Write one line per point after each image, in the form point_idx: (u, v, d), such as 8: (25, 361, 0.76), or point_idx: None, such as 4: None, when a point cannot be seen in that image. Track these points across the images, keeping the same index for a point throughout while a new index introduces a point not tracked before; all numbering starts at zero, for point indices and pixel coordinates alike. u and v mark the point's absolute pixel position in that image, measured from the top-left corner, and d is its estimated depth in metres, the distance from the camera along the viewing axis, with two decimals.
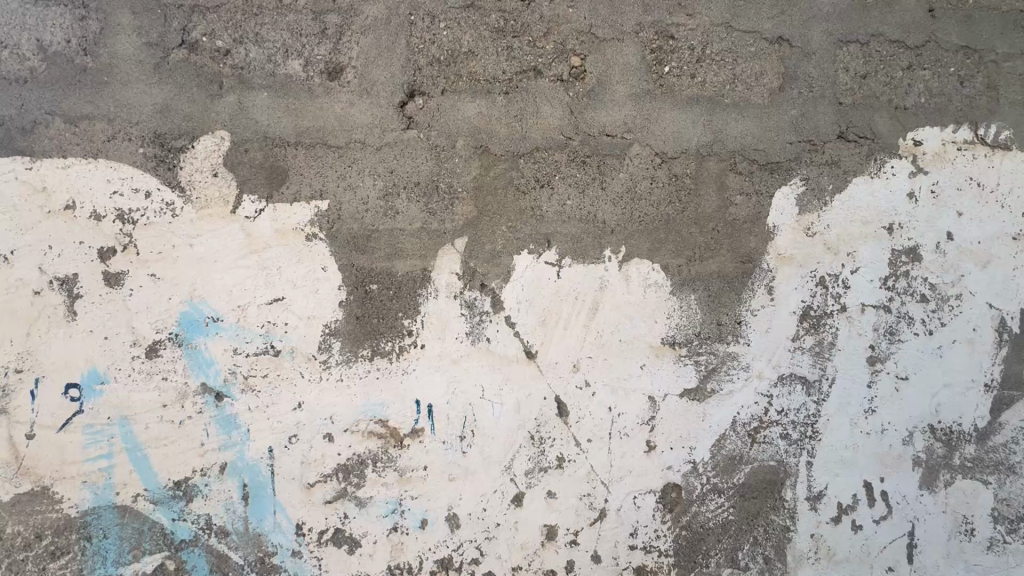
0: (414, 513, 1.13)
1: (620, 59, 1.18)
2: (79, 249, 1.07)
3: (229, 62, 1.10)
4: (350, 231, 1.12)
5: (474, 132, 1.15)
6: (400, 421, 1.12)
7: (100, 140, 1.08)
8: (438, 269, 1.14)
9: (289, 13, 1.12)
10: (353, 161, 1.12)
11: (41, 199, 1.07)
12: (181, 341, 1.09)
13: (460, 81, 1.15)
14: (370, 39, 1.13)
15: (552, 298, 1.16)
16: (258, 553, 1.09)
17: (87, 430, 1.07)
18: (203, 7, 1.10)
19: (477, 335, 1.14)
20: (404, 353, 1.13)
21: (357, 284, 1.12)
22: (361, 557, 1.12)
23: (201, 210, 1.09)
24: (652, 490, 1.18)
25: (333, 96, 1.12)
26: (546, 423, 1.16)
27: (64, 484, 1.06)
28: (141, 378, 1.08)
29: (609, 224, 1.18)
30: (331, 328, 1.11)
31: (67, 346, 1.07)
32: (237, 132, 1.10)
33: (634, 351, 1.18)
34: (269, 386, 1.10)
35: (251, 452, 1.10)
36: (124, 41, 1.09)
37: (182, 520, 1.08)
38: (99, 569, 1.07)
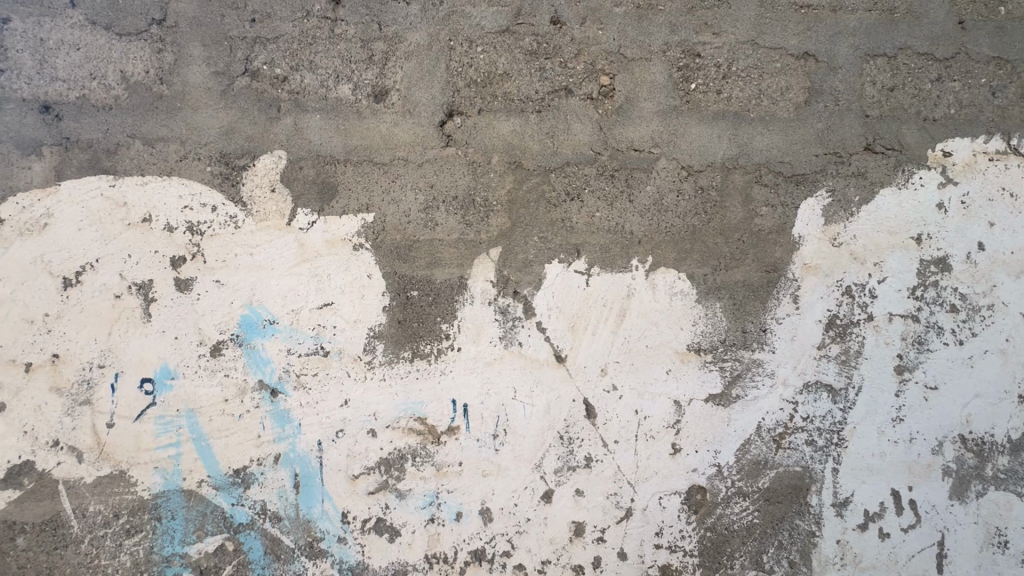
0: (449, 506, 1.20)
1: (647, 78, 1.24)
2: (154, 257, 1.19)
3: (286, 88, 1.21)
4: (393, 242, 1.21)
5: (508, 149, 1.23)
6: (438, 419, 1.20)
7: (174, 160, 1.20)
8: (474, 277, 1.21)
9: (340, 42, 1.22)
10: (397, 177, 1.21)
11: (122, 212, 1.19)
12: (241, 341, 1.20)
13: (495, 101, 1.23)
14: (413, 64, 1.23)
15: (581, 304, 1.22)
16: (308, 538, 1.19)
17: (159, 421, 1.18)
18: (264, 38, 1.22)
19: (510, 340, 1.21)
20: (442, 355, 1.21)
21: (399, 290, 1.20)
22: (401, 546, 1.20)
23: (261, 223, 1.20)
24: (678, 491, 1.22)
25: (379, 117, 1.22)
26: (575, 424, 1.22)
27: (138, 469, 1.18)
28: (206, 374, 1.19)
29: (637, 234, 1.23)
30: (375, 331, 1.20)
31: (143, 345, 1.19)
32: (293, 151, 1.21)
33: (661, 356, 1.23)
34: (319, 384, 1.20)
35: (302, 444, 1.19)
36: (195, 71, 1.21)
37: (240, 505, 1.18)
38: (167, 547, 1.18)
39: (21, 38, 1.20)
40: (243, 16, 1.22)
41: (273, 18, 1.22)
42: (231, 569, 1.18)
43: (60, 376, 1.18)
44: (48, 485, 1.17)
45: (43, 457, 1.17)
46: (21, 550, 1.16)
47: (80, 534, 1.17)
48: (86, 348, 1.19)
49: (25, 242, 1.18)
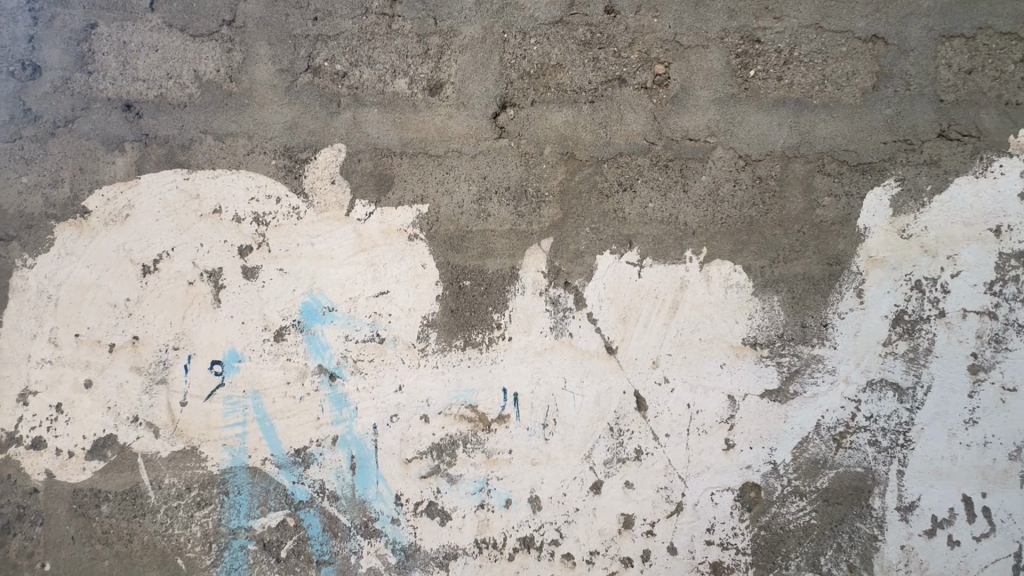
0: (499, 493, 1.22)
1: (704, 66, 1.22)
2: (224, 246, 1.26)
3: (346, 83, 1.25)
4: (447, 232, 1.23)
5: (561, 139, 1.23)
6: (488, 407, 1.22)
7: (242, 154, 1.26)
8: (525, 268, 1.22)
9: (397, 37, 1.25)
10: (451, 168, 1.23)
11: (195, 204, 1.27)
12: (302, 326, 1.25)
13: (548, 92, 1.23)
14: (467, 57, 1.24)
15: (633, 296, 1.21)
16: (363, 517, 1.23)
17: (228, 401, 1.25)
18: (326, 36, 1.26)
19: (560, 330, 1.22)
20: (493, 344, 1.22)
21: (452, 280, 1.23)
22: (451, 530, 1.22)
23: (321, 214, 1.25)
24: (730, 488, 1.20)
25: (434, 110, 1.24)
26: (625, 416, 1.21)
27: (209, 445, 1.25)
28: (270, 358, 1.25)
29: (691, 225, 1.21)
30: (429, 320, 1.23)
31: (213, 329, 1.26)
32: (352, 144, 1.25)
33: (715, 350, 1.20)
34: (375, 369, 1.24)
35: (358, 427, 1.24)
36: (261, 69, 1.27)
37: (300, 483, 1.24)
38: (234, 520, 1.25)
39: (107, 42, 1.29)
40: (306, 15, 1.27)
41: (334, 16, 1.26)
42: (291, 544, 1.24)
43: (139, 356, 1.27)
44: (128, 458, 1.26)
45: (124, 432, 1.26)
46: (105, 517, 1.26)
47: (156, 505, 1.25)
48: (162, 331, 1.27)
49: (110, 231, 1.27)
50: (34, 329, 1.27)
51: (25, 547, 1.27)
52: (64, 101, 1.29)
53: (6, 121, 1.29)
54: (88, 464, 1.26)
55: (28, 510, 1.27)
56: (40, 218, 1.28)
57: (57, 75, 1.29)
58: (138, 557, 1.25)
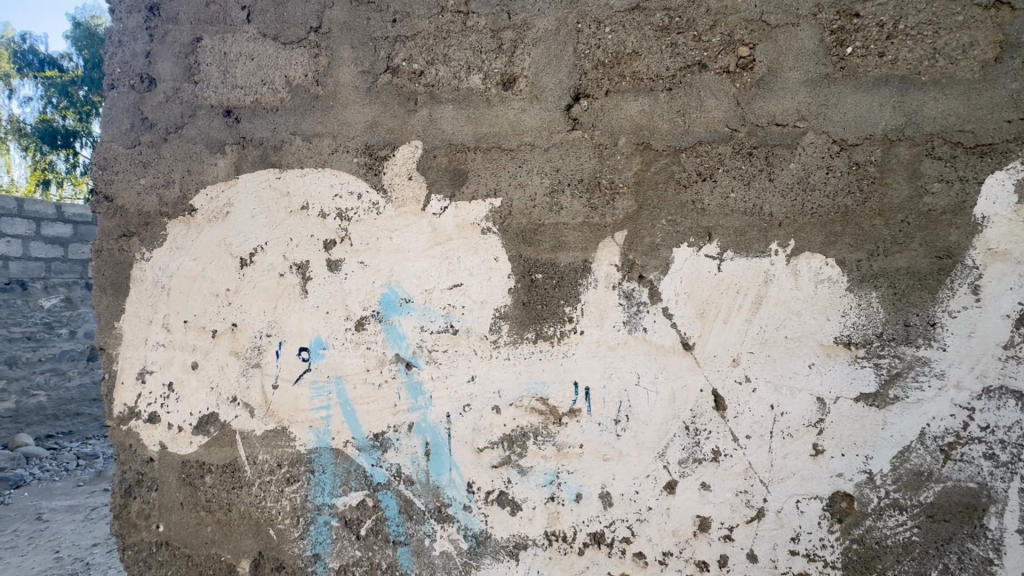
0: (569, 487, 1.22)
1: (794, 45, 1.14)
2: (311, 240, 1.34)
3: (423, 82, 1.29)
4: (519, 225, 1.24)
5: (636, 129, 1.20)
6: (560, 401, 1.22)
7: (327, 153, 1.34)
8: (598, 261, 1.20)
9: (472, 33, 1.27)
10: (524, 162, 1.24)
11: (286, 201, 1.36)
12: (381, 317, 1.31)
13: (623, 81, 1.21)
14: (540, 50, 1.24)
15: (712, 290, 1.16)
16: (436, 502, 1.27)
17: (314, 385, 1.34)
18: (404, 36, 1.30)
19: (634, 325, 1.19)
20: (565, 338, 1.22)
21: (524, 273, 1.23)
22: (521, 520, 1.23)
23: (399, 209, 1.30)
24: (818, 496, 1.12)
25: (507, 104, 1.25)
26: (702, 415, 1.17)
27: (296, 426, 1.34)
28: (351, 346, 1.32)
29: (777, 216, 1.14)
30: (501, 312, 1.24)
31: (301, 317, 1.35)
32: (428, 141, 1.29)
33: (802, 349, 1.13)
34: (449, 360, 1.27)
35: (432, 415, 1.28)
36: (345, 72, 1.33)
37: (379, 466, 1.30)
38: (319, 497, 1.33)
39: (210, 53, 1.40)
40: (385, 18, 1.32)
41: (411, 17, 1.30)
42: (370, 523, 1.30)
43: (237, 341, 1.38)
44: (228, 434, 1.38)
45: (225, 410, 1.38)
46: (209, 487, 1.39)
47: (252, 478, 1.36)
48: (257, 319, 1.37)
49: (213, 227, 1.39)
50: (151, 315, 1.42)
51: (144, 509, 1.43)
52: (174, 109, 1.42)
53: (128, 129, 1.45)
54: (194, 438, 1.40)
55: (146, 476, 1.43)
56: (155, 216, 1.42)
57: (168, 85, 1.42)
58: (236, 525, 1.37)
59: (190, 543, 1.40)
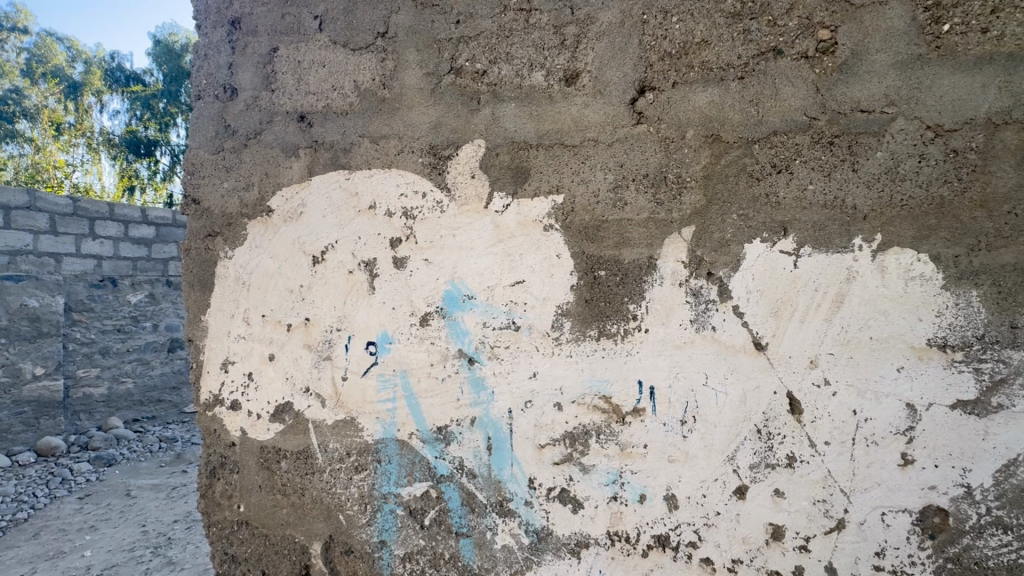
0: (633, 487, 1.20)
1: (881, 25, 1.06)
2: (378, 238, 1.39)
3: (485, 81, 1.31)
4: (582, 222, 1.23)
5: (705, 121, 1.15)
6: (623, 400, 1.20)
7: (393, 154, 1.38)
8: (664, 258, 1.18)
9: (534, 31, 1.28)
10: (587, 158, 1.23)
11: (354, 201, 1.41)
12: (444, 313, 1.33)
13: (691, 72, 1.17)
14: (604, 43, 1.22)
15: (787, 288, 1.11)
16: (498, 497, 1.29)
17: (381, 378, 1.39)
18: (467, 37, 1.33)
19: (702, 323, 1.15)
20: (629, 336, 1.20)
21: (587, 270, 1.22)
22: (584, 519, 1.23)
23: (462, 207, 1.32)
24: (907, 509, 1.05)
25: (570, 100, 1.24)
26: (776, 419, 1.11)
27: (364, 417, 1.40)
28: (416, 341, 1.35)
29: (861, 208, 1.07)
30: (563, 309, 1.24)
31: (368, 313, 1.40)
32: (491, 139, 1.30)
33: (889, 351, 1.06)
34: (510, 356, 1.28)
35: (495, 411, 1.29)
36: (410, 74, 1.37)
37: (442, 458, 1.33)
38: (385, 486, 1.38)
39: (286, 62, 1.48)
40: (449, 20, 1.34)
41: (474, 18, 1.32)
42: (434, 513, 1.34)
43: (310, 335, 1.45)
44: (301, 423, 1.46)
45: (299, 400, 1.46)
46: (284, 472, 1.47)
47: (323, 465, 1.43)
48: (328, 314, 1.43)
49: (288, 227, 1.47)
50: (233, 309, 1.52)
51: (227, 490, 1.54)
52: (253, 116, 1.51)
53: (213, 136, 1.56)
54: (271, 426, 1.49)
55: (229, 460, 1.54)
56: (237, 217, 1.52)
57: (248, 94, 1.52)
58: (309, 509, 1.44)
59: (268, 524, 1.49)
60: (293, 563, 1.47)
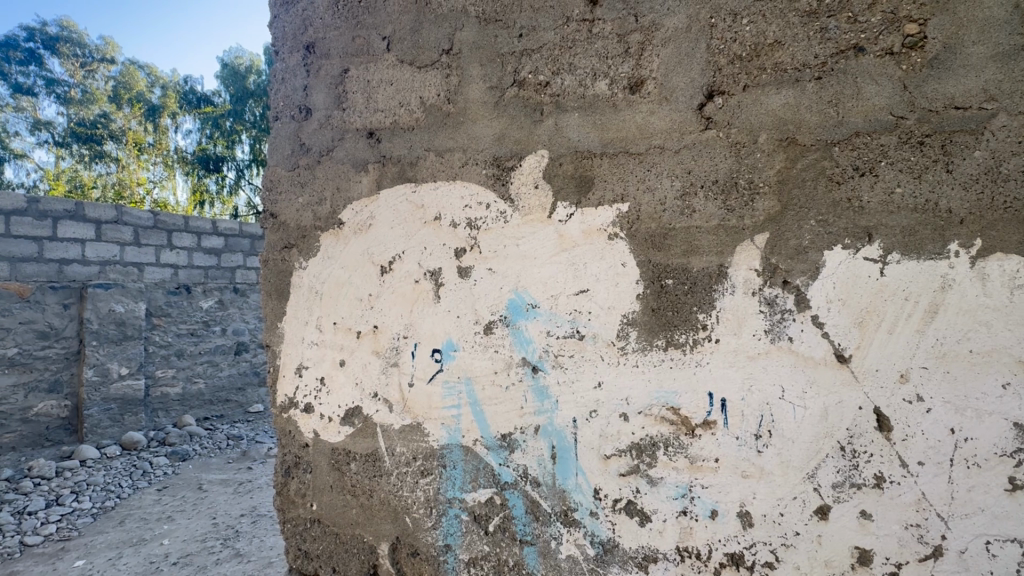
0: (704, 502, 1.16)
1: (978, 15, 0.99)
2: (442, 248, 1.43)
3: (549, 92, 1.32)
4: (648, 230, 1.21)
5: (779, 124, 1.12)
6: (693, 411, 1.17)
7: (458, 166, 1.41)
8: (735, 266, 1.14)
9: (597, 40, 1.28)
10: (653, 165, 1.21)
11: (420, 213, 1.46)
12: (508, 321, 1.35)
13: (763, 74, 1.14)
14: (670, 50, 1.21)
15: (873, 297, 1.05)
16: (563, 506, 1.28)
17: (446, 385, 1.42)
18: (530, 50, 1.35)
19: (777, 334, 1.11)
20: (698, 346, 1.17)
21: (653, 279, 1.20)
22: (651, 532, 1.20)
23: (525, 217, 1.33)
24: (1015, 539, 0.97)
25: (635, 108, 1.24)
26: (861, 436, 1.05)
27: (429, 423, 1.43)
28: (480, 349, 1.37)
29: (957, 212, 1.00)
30: (629, 318, 1.22)
31: (434, 321, 1.43)
32: (554, 149, 1.30)
33: (991, 365, 0.98)
34: (575, 365, 1.27)
35: (559, 420, 1.29)
36: (474, 89, 1.41)
37: (506, 466, 1.34)
38: (450, 491, 1.41)
39: (356, 82, 1.56)
40: (512, 34, 1.37)
41: (537, 31, 1.34)
42: (498, 520, 1.35)
43: (378, 342, 1.50)
44: (370, 426, 1.51)
45: (367, 404, 1.52)
46: (354, 473, 1.53)
47: (391, 469, 1.48)
48: (394, 321, 1.48)
49: (357, 238, 1.54)
50: (307, 317, 1.61)
51: (300, 488, 1.62)
52: (326, 134, 1.60)
53: (289, 154, 1.66)
54: (342, 428, 1.55)
55: (302, 460, 1.62)
56: (311, 229, 1.61)
57: (322, 114, 1.61)
58: (377, 511, 1.50)
59: (338, 523, 1.56)
60: (362, 562, 1.53)
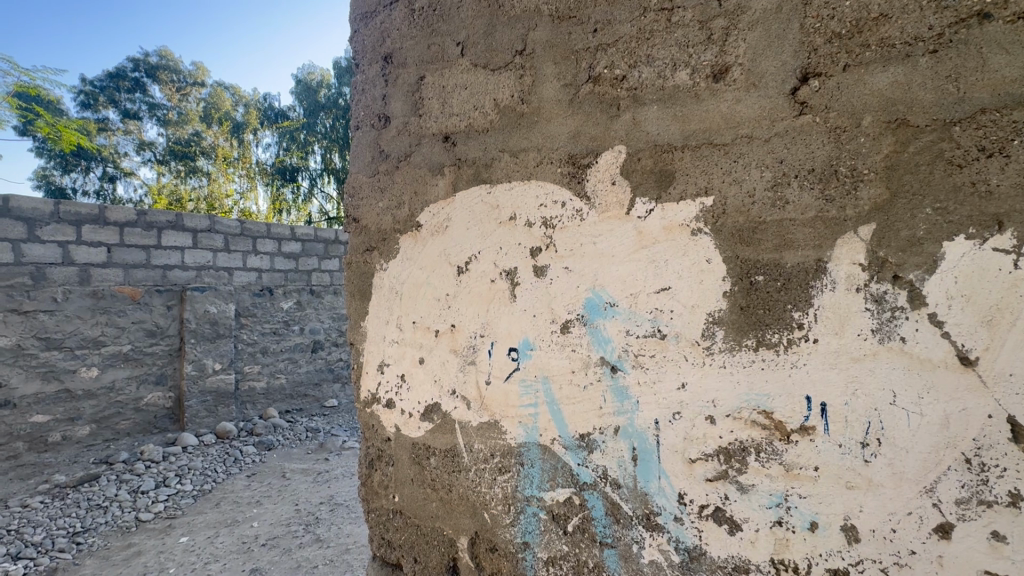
0: (801, 513, 1.09)
1: None
2: (518, 248, 1.44)
3: (626, 86, 1.29)
4: (735, 224, 1.15)
5: (886, 105, 1.02)
6: (788, 416, 1.10)
7: (532, 166, 1.42)
8: (836, 261, 1.06)
9: (677, 29, 1.23)
10: (740, 156, 1.15)
11: (495, 213, 1.48)
12: (586, 320, 1.33)
13: (867, 52, 1.05)
14: (758, 33, 1.14)
15: (1005, 292, 0.93)
16: (645, 509, 1.25)
17: (523, 383, 1.42)
18: (606, 44, 1.33)
19: (887, 334, 1.02)
20: (793, 346, 1.09)
21: (742, 275, 1.14)
22: (742, 542, 1.14)
23: (603, 214, 1.31)
24: None
25: (719, 96, 1.18)
26: (991, 447, 0.94)
27: (507, 420, 1.44)
28: (557, 348, 1.37)
29: None
30: (714, 317, 1.17)
31: (510, 320, 1.45)
32: (632, 144, 1.28)
33: None
34: (657, 365, 1.23)
35: (640, 421, 1.25)
36: (548, 87, 1.40)
37: (585, 466, 1.33)
38: (529, 488, 1.41)
39: (432, 89, 1.61)
40: (586, 30, 1.35)
41: (613, 24, 1.32)
42: (577, 520, 1.34)
43: (455, 341, 1.54)
44: (448, 423, 1.55)
45: (446, 401, 1.56)
46: (434, 468, 1.58)
47: (469, 465, 1.51)
48: (471, 321, 1.51)
49: (435, 240, 1.58)
50: (388, 316, 1.68)
51: (384, 480, 1.70)
52: (403, 140, 1.66)
53: (370, 161, 1.74)
54: (422, 424, 1.61)
55: (385, 453, 1.70)
56: (390, 232, 1.68)
57: (400, 121, 1.67)
58: (456, 505, 1.54)
59: (419, 515, 1.61)
60: (442, 554, 1.57)
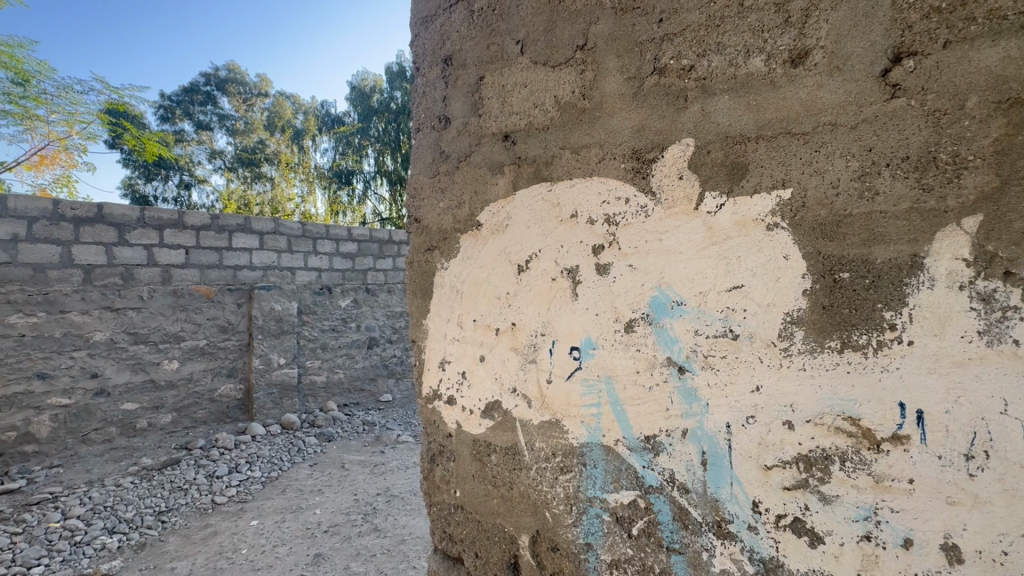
0: (893, 529, 1.01)
1: None
2: (580, 246, 1.42)
3: (693, 76, 1.24)
4: (817, 218, 1.08)
5: (996, 83, 0.93)
6: (878, 423, 1.02)
7: (594, 162, 1.40)
8: (935, 256, 0.97)
9: (751, 13, 1.17)
10: (822, 145, 1.08)
11: (556, 211, 1.46)
12: (651, 319, 1.30)
13: (972, 26, 0.96)
14: (843, 12, 1.07)
15: None
16: (715, 516, 1.20)
17: (585, 382, 1.41)
18: (672, 34, 1.28)
19: (996, 336, 0.93)
20: (884, 348, 1.02)
21: (824, 272, 1.07)
22: (824, 556, 1.08)
23: (669, 210, 1.27)
24: None
25: (798, 83, 1.11)
26: None
27: (568, 420, 1.43)
28: (621, 347, 1.34)
29: None
30: (793, 317, 1.10)
31: (572, 319, 1.43)
32: (701, 136, 1.22)
33: None
34: (728, 366, 1.18)
35: (710, 424, 1.21)
36: (611, 81, 1.38)
37: (650, 468, 1.29)
38: (591, 489, 1.40)
39: (491, 88, 1.62)
40: (651, 20, 1.32)
41: (680, 12, 1.27)
42: (642, 524, 1.31)
43: (516, 339, 1.54)
44: (509, 421, 1.56)
45: (506, 399, 1.57)
46: (495, 465, 1.60)
47: (531, 463, 1.51)
48: (532, 319, 1.51)
49: (495, 238, 1.59)
50: (449, 314, 1.71)
51: (445, 475, 1.74)
52: (463, 140, 1.68)
53: (430, 162, 1.78)
54: (483, 421, 1.63)
55: (446, 448, 1.74)
56: (451, 232, 1.71)
57: (459, 122, 1.70)
58: (517, 503, 1.54)
59: (480, 511, 1.63)
60: (503, 550, 1.58)
